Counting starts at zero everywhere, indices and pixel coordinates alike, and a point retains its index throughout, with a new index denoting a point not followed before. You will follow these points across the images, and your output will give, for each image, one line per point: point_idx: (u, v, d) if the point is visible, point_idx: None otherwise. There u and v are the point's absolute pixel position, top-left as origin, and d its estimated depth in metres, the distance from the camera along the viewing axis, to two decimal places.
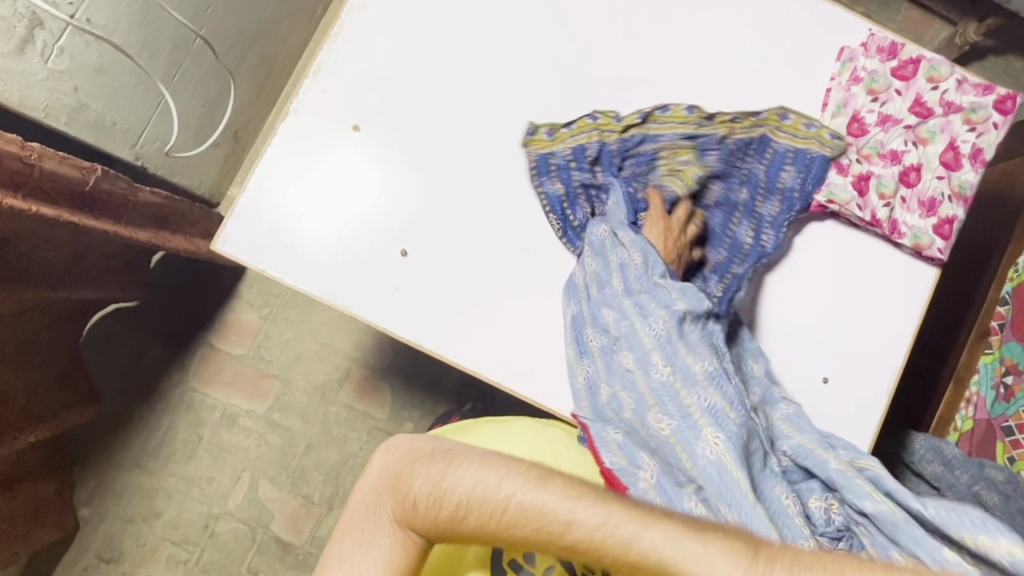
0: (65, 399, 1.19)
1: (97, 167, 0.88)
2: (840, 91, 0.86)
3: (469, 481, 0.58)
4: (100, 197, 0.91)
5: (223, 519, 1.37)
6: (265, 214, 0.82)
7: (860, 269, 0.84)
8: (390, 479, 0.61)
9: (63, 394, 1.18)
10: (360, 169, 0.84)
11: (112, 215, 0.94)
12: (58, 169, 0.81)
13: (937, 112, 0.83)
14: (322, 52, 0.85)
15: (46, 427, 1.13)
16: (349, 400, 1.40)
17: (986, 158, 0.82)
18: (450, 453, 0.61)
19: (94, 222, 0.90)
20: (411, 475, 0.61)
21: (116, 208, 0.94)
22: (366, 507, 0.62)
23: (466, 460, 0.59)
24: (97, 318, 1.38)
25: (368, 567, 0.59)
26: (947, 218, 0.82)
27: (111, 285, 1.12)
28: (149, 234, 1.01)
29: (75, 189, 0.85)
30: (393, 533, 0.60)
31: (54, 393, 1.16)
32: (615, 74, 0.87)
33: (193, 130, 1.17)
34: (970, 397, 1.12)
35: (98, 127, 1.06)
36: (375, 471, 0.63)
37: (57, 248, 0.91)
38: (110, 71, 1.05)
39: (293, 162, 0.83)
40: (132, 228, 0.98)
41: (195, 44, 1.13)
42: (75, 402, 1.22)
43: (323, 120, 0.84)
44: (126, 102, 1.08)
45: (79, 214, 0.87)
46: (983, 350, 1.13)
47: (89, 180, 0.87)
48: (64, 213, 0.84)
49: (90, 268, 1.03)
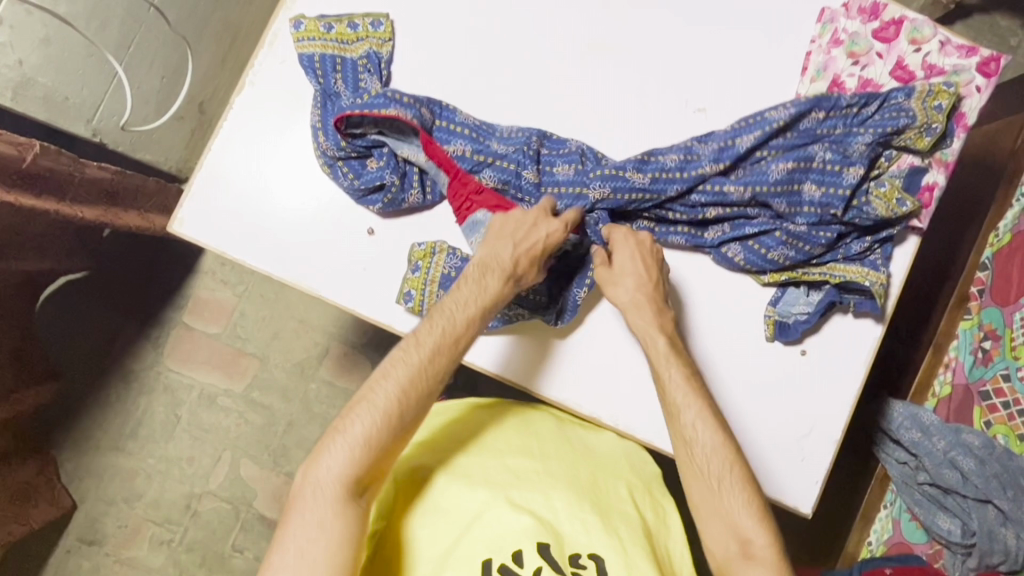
0: (21, 377, 1.16)
1: (35, 143, 0.84)
2: (820, 54, 0.83)
3: (372, 413, 0.68)
4: (40, 173, 0.87)
5: (205, 499, 1.37)
6: (224, 191, 0.79)
7: None
8: (334, 460, 0.67)
9: (18, 372, 1.15)
10: None
11: (55, 193, 0.91)
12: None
13: (919, 76, 0.81)
14: (279, 21, 0.81)
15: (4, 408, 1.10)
16: (329, 376, 1.38)
17: (969, 123, 0.80)
18: (352, 408, 0.69)
19: (36, 200, 0.87)
20: (333, 441, 0.68)
21: (61, 185, 0.91)
22: (322, 490, 0.65)
23: (364, 406, 0.69)
24: (50, 292, 1.35)
25: (326, 529, 0.64)
26: (927, 185, 0.80)
27: (54, 254, 1.08)
28: (97, 211, 0.98)
29: (11, 167, 0.82)
30: (344, 502, 0.66)
31: (10, 371, 1.13)
32: (586, 40, 0.83)
33: (153, 102, 1.12)
34: (948, 362, 1.13)
35: (49, 101, 1.02)
36: (329, 471, 0.66)
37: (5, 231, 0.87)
38: (57, 43, 1.02)
39: (253, 136, 0.80)
40: (77, 206, 0.95)
41: (148, 14, 1.09)
42: (32, 380, 1.19)
43: (279, 95, 0.81)
44: (78, 76, 1.04)
45: (18, 193, 0.84)
46: (962, 315, 1.13)
47: (26, 156, 0.83)
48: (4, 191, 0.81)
49: (31, 240, 0.97)
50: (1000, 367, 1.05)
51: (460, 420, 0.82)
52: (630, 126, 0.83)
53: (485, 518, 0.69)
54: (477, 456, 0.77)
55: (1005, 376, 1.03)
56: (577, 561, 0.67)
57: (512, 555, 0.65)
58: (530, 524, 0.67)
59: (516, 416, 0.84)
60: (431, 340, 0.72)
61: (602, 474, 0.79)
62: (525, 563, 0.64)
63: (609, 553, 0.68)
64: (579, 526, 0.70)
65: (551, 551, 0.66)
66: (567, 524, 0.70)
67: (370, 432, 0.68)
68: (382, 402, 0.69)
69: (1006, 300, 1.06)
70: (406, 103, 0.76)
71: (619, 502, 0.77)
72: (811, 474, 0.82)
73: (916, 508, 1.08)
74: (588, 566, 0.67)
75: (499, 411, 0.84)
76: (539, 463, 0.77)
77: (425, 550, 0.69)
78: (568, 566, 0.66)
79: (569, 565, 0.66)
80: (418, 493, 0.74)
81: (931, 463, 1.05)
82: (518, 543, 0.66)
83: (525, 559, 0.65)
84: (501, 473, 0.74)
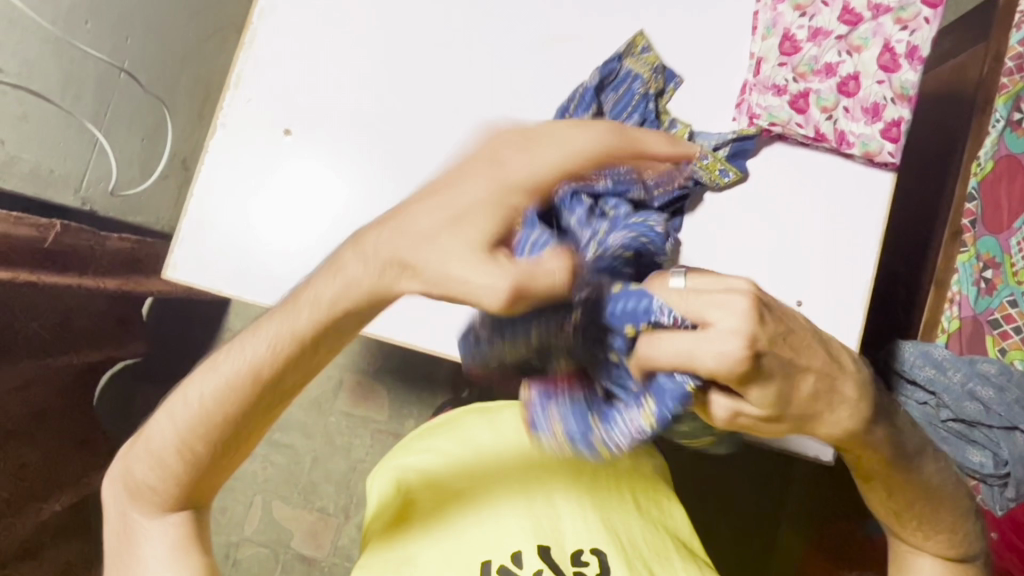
0: (87, 462, 1.14)
1: (54, 223, 0.89)
2: (768, 12, 0.85)
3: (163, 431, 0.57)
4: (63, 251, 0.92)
5: (243, 546, 1.38)
6: (214, 231, 0.81)
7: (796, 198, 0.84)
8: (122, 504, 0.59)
9: (86, 457, 1.13)
10: (314, 171, 0.83)
11: (78, 267, 0.94)
12: (10, 230, 0.82)
13: (866, 17, 0.82)
14: (240, 62, 0.84)
15: (70, 494, 1.08)
16: (347, 407, 1.40)
17: (923, 55, 0.81)
18: (144, 429, 0.59)
19: (57, 276, 0.90)
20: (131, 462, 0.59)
21: (83, 259, 0.95)
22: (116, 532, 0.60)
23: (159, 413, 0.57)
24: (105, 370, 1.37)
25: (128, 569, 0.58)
26: (894, 121, 0.81)
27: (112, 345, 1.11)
28: (120, 280, 1.02)
29: (34, 248, 0.87)
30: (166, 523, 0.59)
31: (76, 458, 1.10)
32: (540, 34, 0.86)
33: (136, 163, 1.15)
34: (953, 297, 1.13)
35: (35, 176, 1.07)
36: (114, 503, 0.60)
37: (47, 317, 0.91)
38: (34, 118, 1.07)
39: (234, 178, 0.83)
40: (99, 278, 0.98)
41: (120, 79, 1.13)
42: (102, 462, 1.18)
43: (257, 136, 0.83)
44: (59, 147, 1.08)
45: (39, 271, 0.88)
46: (957, 249, 1.13)
47: (48, 235, 0.88)
48: (24, 271, 0.84)
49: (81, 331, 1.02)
50: (1006, 294, 1.05)
51: (462, 429, 0.82)
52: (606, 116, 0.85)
53: (486, 519, 0.70)
54: (479, 460, 0.77)
55: (1012, 302, 1.03)
56: (579, 558, 0.69)
57: (511, 556, 0.68)
58: (532, 525, 0.70)
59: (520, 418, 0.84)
60: (226, 376, 0.54)
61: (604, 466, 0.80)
62: (526, 564, 0.68)
63: (608, 547, 0.70)
64: (580, 525, 0.72)
65: (552, 552, 0.69)
66: (567, 524, 0.72)
67: (156, 477, 0.57)
68: (115, 469, 0.60)
69: (1000, 228, 1.07)
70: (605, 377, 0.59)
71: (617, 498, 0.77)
72: None
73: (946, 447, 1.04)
74: (590, 563, 0.69)
75: (502, 414, 0.83)
76: (542, 461, 0.77)
77: (420, 556, 0.68)
78: (570, 566, 0.68)
79: (571, 565, 0.69)
80: (419, 506, 0.73)
81: (953, 398, 1.01)
82: (521, 545, 0.69)
83: (525, 560, 0.68)
84: (501, 475, 0.75)
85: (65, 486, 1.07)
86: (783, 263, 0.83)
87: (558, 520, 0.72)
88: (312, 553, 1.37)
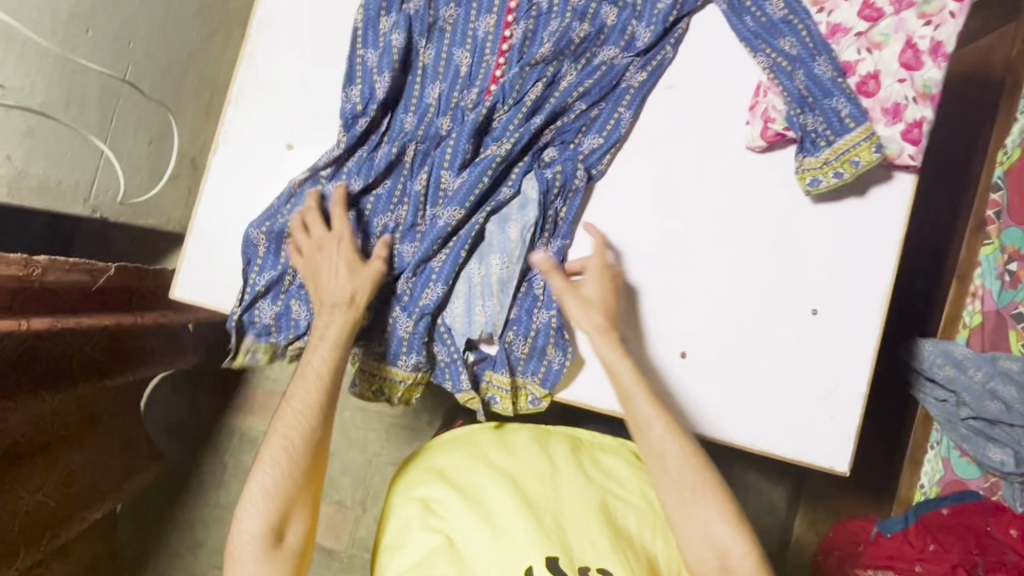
0: (127, 463, 1.17)
1: (109, 267, 0.94)
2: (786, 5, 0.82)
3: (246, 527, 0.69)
4: (44, 289, 0.85)
5: None
6: (223, 244, 0.81)
7: (822, 209, 0.82)
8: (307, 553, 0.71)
9: (127, 458, 1.16)
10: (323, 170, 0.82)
11: (123, 297, 1.01)
12: (65, 276, 0.86)
13: (888, 12, 0.79)
14: (240, 77, 0.83)
15: (113, 501, 1.10)
16: (361, 401, 1.41)
17: (949, 51, 0.77)
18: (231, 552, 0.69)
19: (96, 312, 0.94)
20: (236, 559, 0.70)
21: (126, 292, 1.01)
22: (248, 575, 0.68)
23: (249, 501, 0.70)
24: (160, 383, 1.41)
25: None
26: (915, 122, 0.77)
27: (163, 359, 1.15)
28: (157, 310, 1.07)
29: (81, 289, 0.91)
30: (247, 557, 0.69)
31: (118, 459, 1.14)
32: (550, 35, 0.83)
33: (145, 169, 1.18)
34: (975, 291, 1.10)
35: (44, 189, 1.01)
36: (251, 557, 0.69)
37: (31, 356, 0.86)
38: (41, 134, 0.99)
39: (236, 182, 0.82)
40: (138, 312, 1.03)
41: (124, 90, 1.10)
42: (140, 463, 1.20)
43: (262, 144, 0.82)
44: (67, 158, 1.04)
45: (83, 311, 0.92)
46: (982, 241, 1.10)
47: (31, 275, 0.81)
48: (66, 310, 0.89)
49: (135, 345, 1.07)
50: None
51: (472, 441, 0.85)
52: (617, 114, 0.82)
53: (497, 534, 0.70)
54: (488, 474, 0.78)
55: None
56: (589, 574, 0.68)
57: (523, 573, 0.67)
58: (542, 539, 0.69)
59: (532, 440, 0.84)
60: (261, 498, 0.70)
61: (611, 486, 0.80)
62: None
63: (616, 568, 0.69)
64: (587, 542, 0.71)
65: (560, 565, 0.67)
66: (576, 538, 0.71)
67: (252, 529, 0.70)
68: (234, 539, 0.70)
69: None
70: (450, 248, 0.79)
71: (624, 522, 0.76)
72: (843, 432, 0.80)
73: (965, 445, 1.06)
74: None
75: (510, 435, 0.85)
76: (548, 481, 0.78)
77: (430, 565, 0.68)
78: None
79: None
80: (428, 514, 0.75)
81: (972, 397, 1.03)
82: (531, 556, 0.68)
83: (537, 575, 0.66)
84: (508, 489, 0.75)
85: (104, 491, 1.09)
86: (799, 275, 0.81)
87: (565, 533, 0.71)
88: (331, 544, 1.39)
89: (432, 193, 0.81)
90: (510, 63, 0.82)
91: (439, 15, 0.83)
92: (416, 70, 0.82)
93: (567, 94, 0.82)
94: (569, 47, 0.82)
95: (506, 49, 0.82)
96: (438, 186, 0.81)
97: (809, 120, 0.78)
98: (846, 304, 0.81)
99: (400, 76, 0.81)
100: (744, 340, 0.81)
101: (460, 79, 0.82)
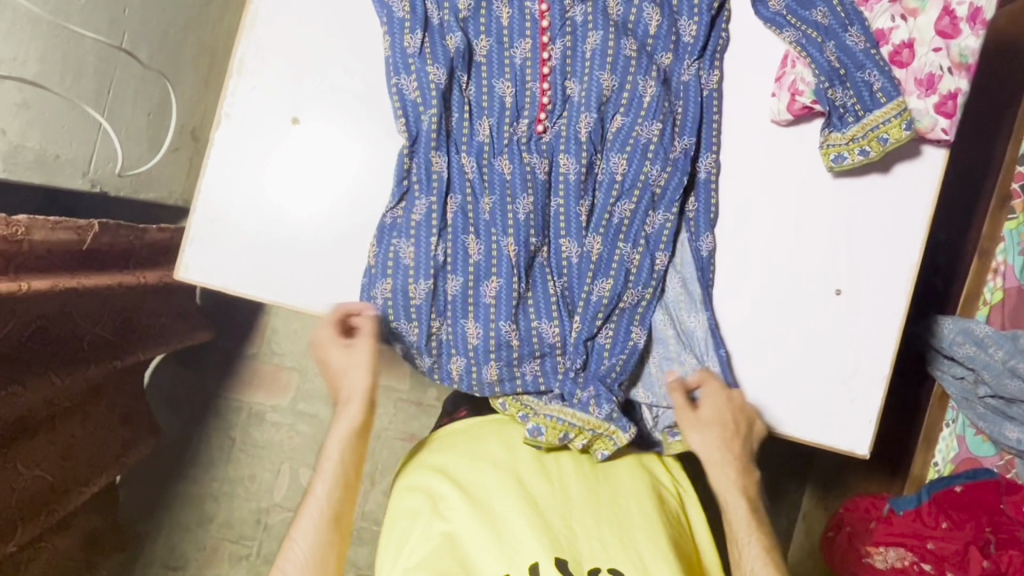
0: (128, 436, 1.16)
1: (93, 223, 0.90)
2: None
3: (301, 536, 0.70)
4: (34, 253, 0.81)
5: (274, 511, 1.38)
6: (230, 222, 0.79)
7: (842, 186, 0.79)
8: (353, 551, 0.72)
9: (128, 432, 1.16)
10: (336, 149, 0.79)
11: (119, 261, 0.99)
12: (51, 236, 0.83)
13: None
14: (242, 46, 0.79)
15: (111, 474, 1.10)
16: None
17: (987, 18, 0.73)
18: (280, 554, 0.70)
19: (95, 275, 0.92)
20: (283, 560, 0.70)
21: (123, 253, 0.99)
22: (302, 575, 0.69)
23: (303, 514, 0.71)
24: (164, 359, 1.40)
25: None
26: (950, 93, 0.73)
27: (171, 337, 1.14)
28: (159, 271, 1.07)
29: (72, 249, 0.88)
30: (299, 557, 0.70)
31: (118, 432, 1.13)
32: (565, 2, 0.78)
33: (145, 140, 1.15)
34: (996, 268, 1.07)
35: (43, 163, 0.98)
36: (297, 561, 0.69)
37: (45, 334, 0.87)
38: (36, 106, 0.96)
39: (240, 161, 0.79)
40: (139, 271, 1.02)
41: (119, 58, 1.06)
42: (140, 436, 1.20)
43: (265, 120, 0.79)
44: (65, 131, 1.01)
45: (80, 275, 0.89)
46: (1006, 215, 1.07)
47: (16, 235, 0.77)
48: (61, 273, 0.85)
49: (142, 324, 1.07)
50: None
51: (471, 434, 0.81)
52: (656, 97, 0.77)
53: (499, 533, 0.66)
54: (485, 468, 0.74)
55: None
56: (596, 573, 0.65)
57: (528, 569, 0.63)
58: (547, 536, 0.66)
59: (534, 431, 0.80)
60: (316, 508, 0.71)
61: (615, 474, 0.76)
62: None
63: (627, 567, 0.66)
64: (597, 543, 0.67)
65: (569, 567, 0.64)
66: (583, 538, 0.68)
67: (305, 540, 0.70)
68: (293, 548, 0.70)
69: None
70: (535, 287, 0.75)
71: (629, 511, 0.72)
72: (862, 415, 0.78)
73: (980, 423, 1.04)
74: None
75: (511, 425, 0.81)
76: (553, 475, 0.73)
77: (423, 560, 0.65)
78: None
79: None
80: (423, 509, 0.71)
81: (992, 375, 1.01)
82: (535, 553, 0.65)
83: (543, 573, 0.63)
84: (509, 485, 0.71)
85: (104, 465, 1.09)
86: (819, 253, 0.79)
87: (569, 526, 0.68)
88: None
89: (517, 236, 0.74)
90: (555, 96, 0.77)
91: (472, 47, 0.77)
92: (461, 106, 0.76)
93: (627, 115, 0.76)
94: (627, 66, 0.76)
95: (547, 72, 0.77)
96: (520, 224, 0.74)
97: (838, 94, 0.74)
98: (867, 286, 0.79)
99: (446, 113, 0.75)
100: (761, 323, 0.79)
101: (508, 112, 0.76)
